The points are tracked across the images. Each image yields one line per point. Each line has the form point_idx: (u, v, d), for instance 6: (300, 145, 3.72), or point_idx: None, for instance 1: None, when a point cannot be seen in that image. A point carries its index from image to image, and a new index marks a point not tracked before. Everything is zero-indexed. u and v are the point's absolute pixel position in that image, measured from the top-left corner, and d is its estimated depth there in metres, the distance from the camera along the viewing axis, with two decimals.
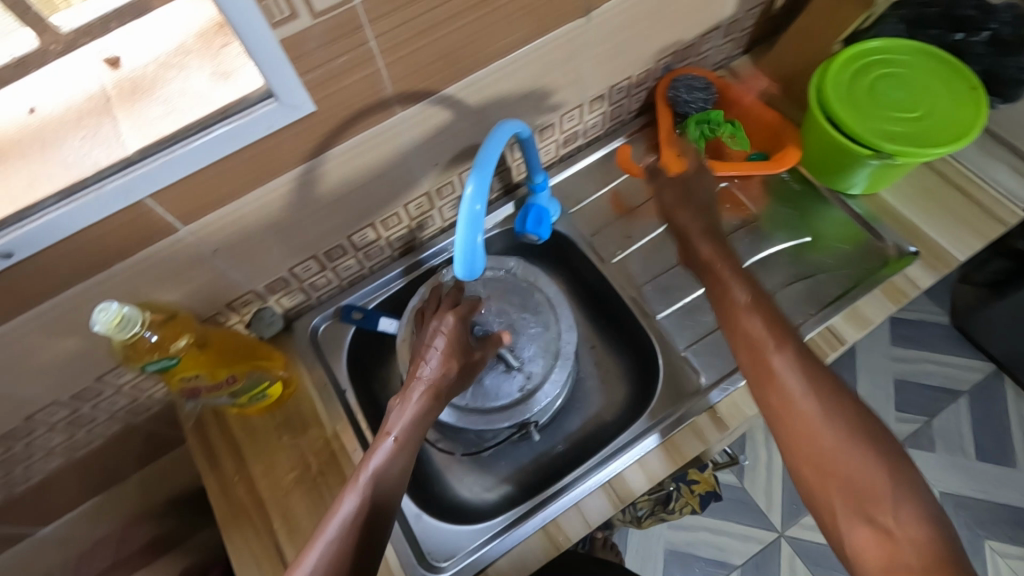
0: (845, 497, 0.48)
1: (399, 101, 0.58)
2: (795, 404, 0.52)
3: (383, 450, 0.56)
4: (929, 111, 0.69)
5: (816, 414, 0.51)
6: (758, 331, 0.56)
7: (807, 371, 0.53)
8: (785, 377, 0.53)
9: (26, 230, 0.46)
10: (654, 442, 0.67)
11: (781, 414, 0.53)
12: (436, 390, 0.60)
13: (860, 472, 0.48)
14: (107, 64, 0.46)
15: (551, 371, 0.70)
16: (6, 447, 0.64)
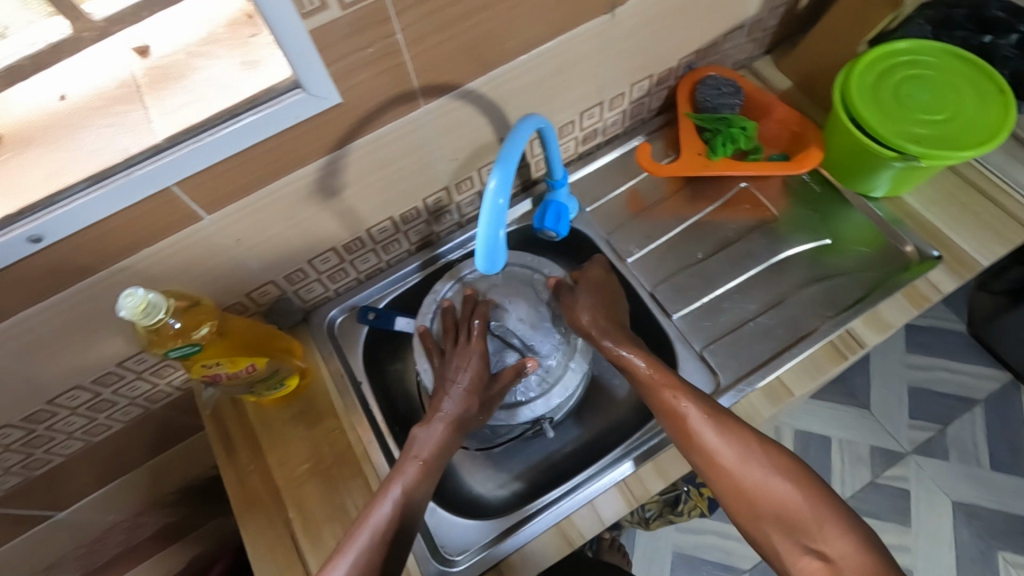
0: (780, 532, 0.55)
1: (423, 94, 0.58)
2: (720, 459, 0.58)
3: (409, 473, 0.58)
4: (955, 114, 0.68)
5: (739, 462, 0.57)
6: (666, 391, 0.62)
7: (720, 428, 0.59)
8: (704, 437, 0.59)
9: (57, 214, 0.46)
10: (630, 469, 0.65)
11: (708, 469, 0.58)
12: (459, 422, 0.63)
13: (787, 504, 0.55)
14: (136, 53, 0.46)
15: (568, 366, 0.70)
16: (28, 429, 0.65)
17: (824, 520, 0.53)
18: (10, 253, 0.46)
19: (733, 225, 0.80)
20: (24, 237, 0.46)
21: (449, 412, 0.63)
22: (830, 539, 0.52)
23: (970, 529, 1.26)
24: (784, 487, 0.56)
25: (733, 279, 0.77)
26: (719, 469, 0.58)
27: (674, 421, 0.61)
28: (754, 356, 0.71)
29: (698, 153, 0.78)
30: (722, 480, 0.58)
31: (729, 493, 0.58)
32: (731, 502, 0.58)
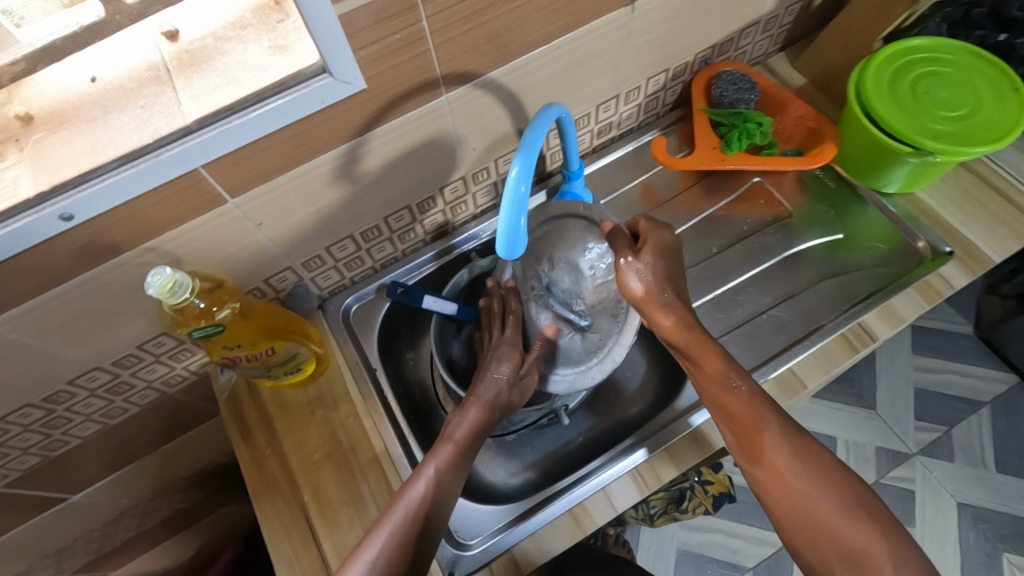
0: (845, 566, 0.52)
1: (445, 82, 0.59)
2: (790, 479, 0.55)
3: (443, 455, 0.59)
4: (974, 111, 0.69)
5: (809, 489, 0.54)
6: (741, 398, 0.57)
7: (794, 448, 0.56)
8: (774, 455, 0.56)
9: (88, 193, 0.47)
10: (642, 457, 0.66)
11: (773, 489, 0.56)
12: (490, 405, 0.61)
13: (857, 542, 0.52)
14: (165, 36, 0.47)
15: (622, 334, 0.65)
16: (48, 408, 0.66)
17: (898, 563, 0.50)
18: (41, 231, 0.47)
19: (747, 219, 0.81)
20: (55, 214, 0.47)
21: (483, 392, 0.62)
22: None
23: (975, 532, 1.26)
24: (859, 527, 0.52)
25: (746, 272, 0.78)
26: (790, 495, 0.54)
27: (740, 431, 0.57)
28: (767, 348, 0.72)
29: (713, 147, 0.79)
30: (783, 503, 0.55)
31: (790, 516, 0.54)
32: (795, 532, 0.54)
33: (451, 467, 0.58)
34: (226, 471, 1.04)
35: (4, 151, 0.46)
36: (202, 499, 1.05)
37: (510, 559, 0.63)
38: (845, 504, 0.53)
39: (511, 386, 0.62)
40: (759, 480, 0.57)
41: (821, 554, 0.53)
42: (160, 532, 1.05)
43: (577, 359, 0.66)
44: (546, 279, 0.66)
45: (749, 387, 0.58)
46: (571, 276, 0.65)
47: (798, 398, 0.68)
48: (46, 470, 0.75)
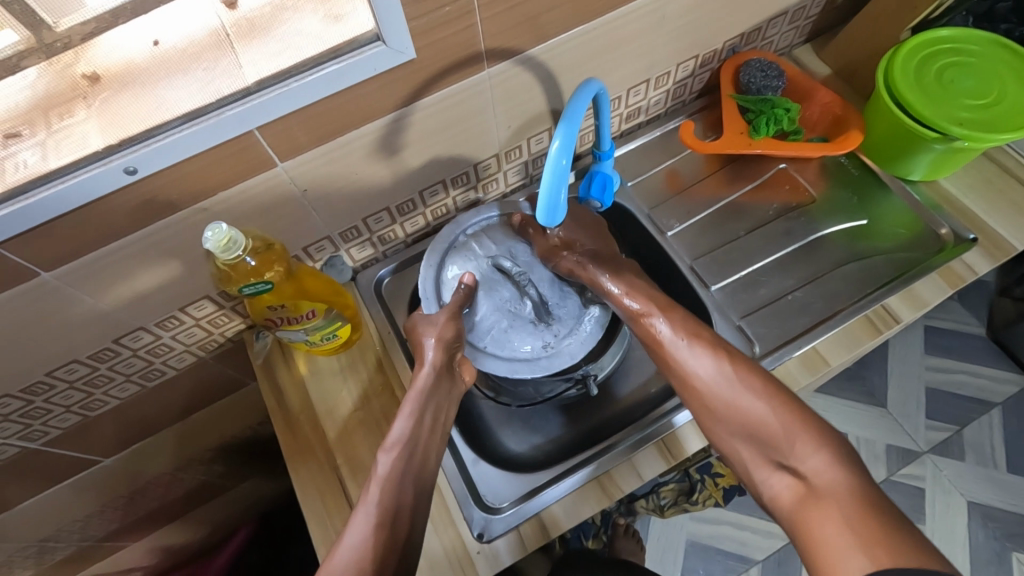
0: (754, 449, 0.59)
1: (488, 57, 0.61)
2: (696, 383, 0.62)
3: (385, 458, 0.58)
4: (999, 100, 0.70)
5: (713, 383, 0.61)
6: (646, 315, 0.66)
7: (696, 349, 0.63)
8: (679, 357, 0.63)
9: (155, 147, 0.50)
10: (591, 472, 0.66)
11: (683, 389, 0.63)
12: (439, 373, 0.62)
13: (760, 422, 0.58)
14: (224, 4, 0.48)
15: (580, 338, 0.68)
16: (93, 366, 0.69)
17: (795, 438, 0.56)
18: (106, 183, 0.50)
19: (772, 205, 0.83)
20: (121, 168, 0.50)
21: (420, 373, 0.63)
22: (799, 451, 0.55)
23: (985, 529, 1.27)
24: (756, 407, 0.59)
25: (771, 255, 0.79)
26: (695, 391, 0.62)
27: (651, 343, 0.65)
28: (789, 328, 0.73)
29: (741, 132, 0.80)
30: (693, 401, 0.62)
31: (695, 407, 0.62)
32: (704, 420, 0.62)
33: (405, 455, 0.58)
34: (249, 446, 1.06)
35: (72, 108, 0.47)
36: (222, 472, 1.07)
37: (538, 524, 0.65)
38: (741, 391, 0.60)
39: (446, 372, 0.63)
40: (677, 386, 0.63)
41: (730, 444, 0.60)
42: (180, 505, 1.07)
43: (519, 348, 0.66)
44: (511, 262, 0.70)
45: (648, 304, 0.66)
46: (544, 279, 0.71)
47: (822, 376, 0.70)
48: (85, 431, 0.78)
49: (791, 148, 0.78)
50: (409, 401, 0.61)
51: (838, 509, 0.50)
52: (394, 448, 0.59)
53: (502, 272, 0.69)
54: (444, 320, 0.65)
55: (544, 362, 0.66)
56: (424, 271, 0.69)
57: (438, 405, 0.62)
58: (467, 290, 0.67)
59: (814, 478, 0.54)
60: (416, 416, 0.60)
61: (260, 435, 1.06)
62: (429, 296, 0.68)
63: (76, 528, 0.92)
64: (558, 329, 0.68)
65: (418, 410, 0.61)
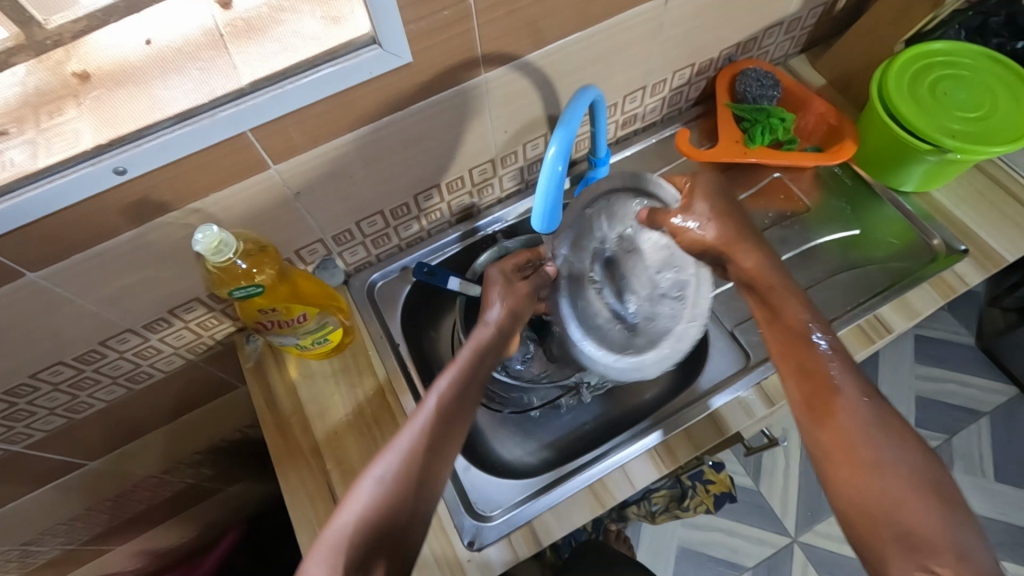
0: (899, 548, 0.44)
1: (485, 62, 0.61)
2: (861, 446, 0.49)
3: (425, 411, 0.56)
4: (992, 113, 0.71)
5: (878, 452, 0.48)
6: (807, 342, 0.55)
7: (876, 413, 0.50)
8: (846, 414, 0.50)
9: (145, 147, 0.49)
10: (578, 485, 0.66)
11: (835, 446, 0.50)
12: (487, 340, 0.64)
13: (918, 528, 0.44)
14: (219, 4, 0.48)
15: (664, 351, 0.66)
16: (78, 367, 0.67)
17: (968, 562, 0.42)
18: (94, 184, 0.49)
19: (767, 213, 0.83)
20: (110, 168, 0.49)
21: (477, 334, 0.64)
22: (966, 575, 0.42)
23: None
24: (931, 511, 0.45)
25: None
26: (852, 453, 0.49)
27: (812, 383, 0.53)
28: None
29: (736, 140, 0.81)
30: (842, 471, 0.49)
31: (847, 473, 0.48)
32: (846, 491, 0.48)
33: (461, 387, 0.59)
34: (238, 448, 1.05)
35: (63, 105, 0.47)
36: (212, 474, 1.06)
37: (530, 530, 0.64)
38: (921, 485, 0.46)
39: (494, 348, 0.64)
40: (832, 437, 0.50)
41: (873, 539, 0.46)
42: (168, 508, 1.05)
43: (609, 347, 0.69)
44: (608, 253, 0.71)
45: (834, 344, 0.55)
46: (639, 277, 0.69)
47: None
48: (71, 433, 0.76)
49: (785, 157, 0.79)
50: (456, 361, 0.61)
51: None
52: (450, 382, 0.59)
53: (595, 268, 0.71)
54: (501, 295, 0.67)
55: (629, 364, 0.67)
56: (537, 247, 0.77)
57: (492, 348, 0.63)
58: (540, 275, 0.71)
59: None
60: (465, 377, 0.59)
61: (250, 438, 1.05)
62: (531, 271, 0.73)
63: (61, 532, 0.90)
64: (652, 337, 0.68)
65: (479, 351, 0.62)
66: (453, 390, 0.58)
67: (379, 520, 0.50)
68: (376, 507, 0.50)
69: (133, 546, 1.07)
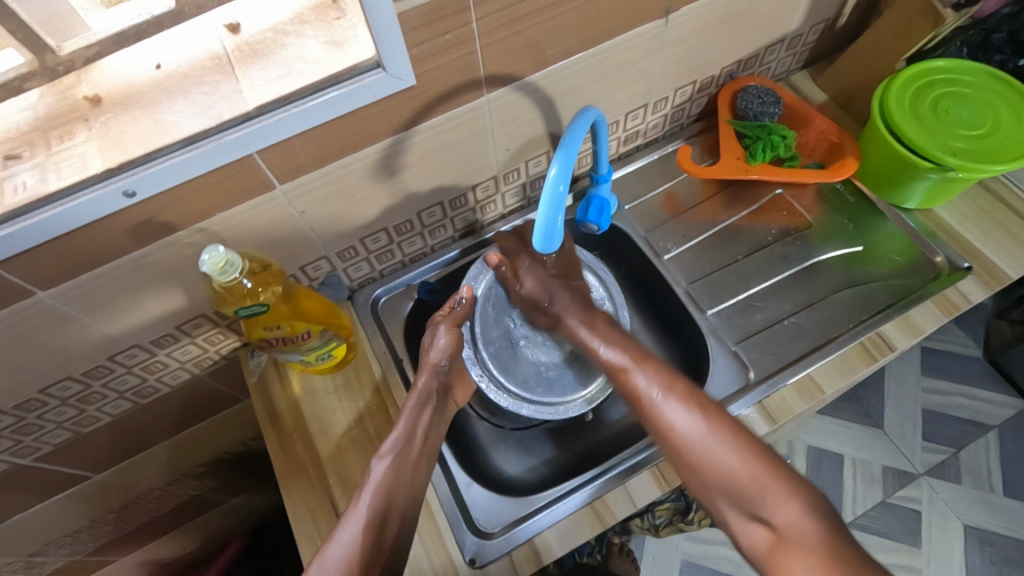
0: (728, 501, 0.60)
1: (487, 83, 0.62)
2: (676, 433, 0.62)
3: (361, 499, 0.60)
4: (994, 131, 0.71)
5: (687, 436, 0.62)
6: (626, 371, 0.68)
7: (678, 400, 0.64)
8: (667, 412, 0.64)
9: (153, 171, 0.50)
10: (582, 501, 0.66)
11: (662, 440, 0.63)
12: (423, 398, 0.66)
13: (732, 476, 0.59)
14: (228, 28, 0.51)
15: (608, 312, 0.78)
16: (86, 383, 0.68)
17: (770, 493, 0.57)
18: (105, 206, 0.50)
19: (770, 229, 0.83)
20: (121, 190, 0.49)
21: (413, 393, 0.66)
22: (775, 508, 0.56)
23: (981, 554, 1.26)
24: (730, 459, 0.59)
25: (768, 280, 0.80)
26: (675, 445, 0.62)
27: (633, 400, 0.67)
28: (784, 354, 0.74)
29: (737, 157, 0.81)
30: (667, 449, 0.63)
31: (674, 460, 0.63)
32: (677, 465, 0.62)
33: (401, 458, 0.62)
34: (242, 459, 1.05)
35: (73, 129, 0.48)
36: (215, 486, 1.06)
37: (531, 548, 0.64)
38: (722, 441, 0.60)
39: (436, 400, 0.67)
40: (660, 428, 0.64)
41: (705, 493, 0.61)
42: (172, 519, 1.06)
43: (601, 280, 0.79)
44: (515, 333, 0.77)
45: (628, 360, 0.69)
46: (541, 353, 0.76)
47: (816, 403, 0.70)
48: (78, 446, 0.77)
49: (784, 172, 0.79)
50: (395, 433, 0.64)
51: (816, 559, 0.51)
52: (389, 456, 0.62)
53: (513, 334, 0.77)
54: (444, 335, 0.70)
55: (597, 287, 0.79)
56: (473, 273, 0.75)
57: (434, 416, 0.66)
58: (468, 303, 0.72)
59: (786, 531, 0.55)
60: (402, 450, 0.63)
61: (253, 449, 1.05)
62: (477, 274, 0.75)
63: (65, 544, 0.91)
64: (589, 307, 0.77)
65: (413, 414, 0.65)
66: (393, 460, 0.62)
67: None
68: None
69: (137, 557, 1.07)
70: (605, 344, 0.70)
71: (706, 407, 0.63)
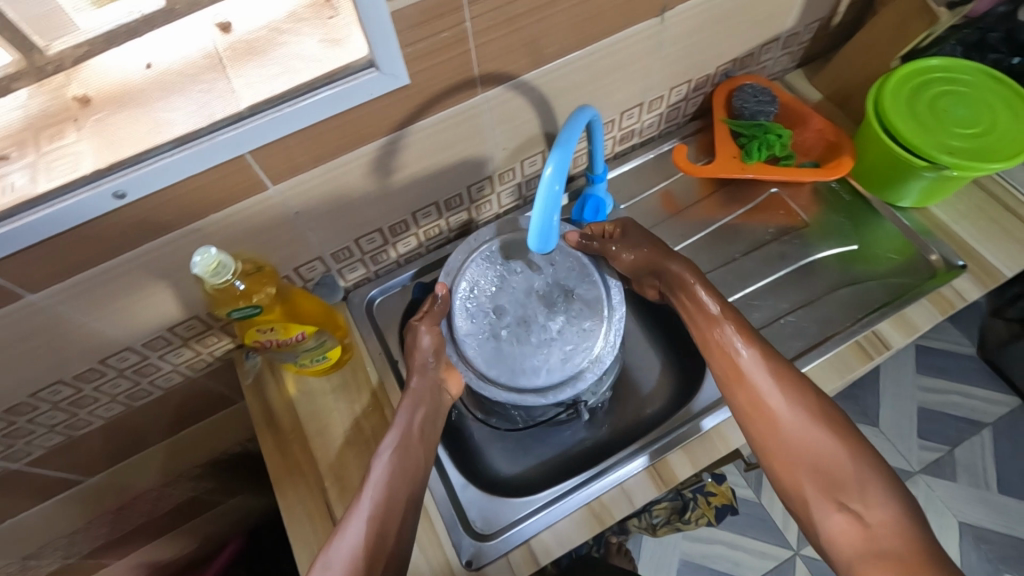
0: (816, 486, 0.57)
1: (482, 82, 0.61)
2: (768, 405, 0.60)
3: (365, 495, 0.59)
4: (988, 130, 0.71)
5: (784, 413, 0.59)
6: (723, 329, 0.64)
7: (775, 372, 0.61)
8: (755, 377, 0.61)
9: (143, 171, 0.49)
10: (578, 503, 0.66)
11: (752, 410, 0.61)
12: (416, 396, 0.66)
13: (829, 458, 0.57)
14: (219, 28, 0.49)
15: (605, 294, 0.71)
16: (78, 386, 0.67)
17: (867, 484, 0.55)
18: (96, 207, 0.49)
19: (767, 228, 0.83)
20: (110, 191, 0.49)
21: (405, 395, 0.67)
22: (869, 500, 0.54)
23: (978, 552, 1.26)
24: (828, 442, 0.57)
25: (765, 278, 0.80)
26: (768, 416, 0.60)
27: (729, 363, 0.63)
28: (782, 354, 0.74)
29: (733, 156, 0.81)
30: (761, 424, 0.60)
31: (765, 435, 0.60)
32: (767, 442, 0.60)
33: (399, 455, 0.62)
34: (237, 461, 1.05)
35: (64, 129, 0.47)
36: (211, 488, 1.05)
37: (528, 550, 0.64)
38: (817, 424, 0.58)
39: (431, 399, 0.67)
40: (752, 400, 0.61)
41: (793, 474, 0.58)
42: (168, 521, 1.05)
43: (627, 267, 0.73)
44: (501, 317, 0.70)
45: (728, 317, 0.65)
46: (533, 333, 0.69)
47: None
48: (71, 450, 0.77)
49: (780, 171, 0.79)
50: (392, 433, 0.64)
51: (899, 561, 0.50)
52: (388, 452, 0.62)
53: (499, 318, 0.70)
54: (427, 331, 0.69)
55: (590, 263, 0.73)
56: (450, 262, 0.73)
57: (427, 418, 0.66)
58: (444, 299, 0.71)
59: (875, 526, 0.53)
60: (401, 446, 0.63)
61: (249, 451, 1.05)
62: (451, 269, 0.73)
63: (59, 548, 0.90)
64: (583, 281, 0.72)
65: (406, 414, 0.65)
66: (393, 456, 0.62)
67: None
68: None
69: (133, 560, 1.07)
70: (707, 294, 0.67)
71: (802, 383, 0.60)
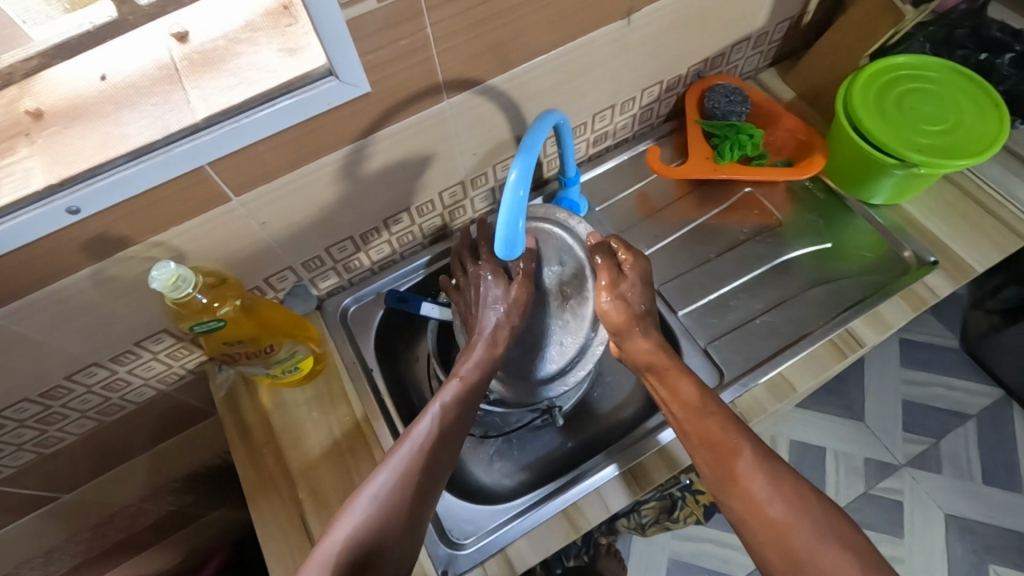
0: None
1: (447, 88, 0.61)
2: (768, 512, 0.54)
3: (414, 437, 0.58)
4: (957, 126, 0.72)
5: (789, 524, 0.53)
6: (717, 427, 0.59)
7: (771, 477, 0.56)
8: (751, 482, 0.56)
9: (96, 186, 0.48)
10: (552, 511, 0.65)
11: (750, 519, 0.55)
12: (493, 343, 0.64)
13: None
14: (175, 38, 0.49)
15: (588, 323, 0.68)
16: (45, 403, 0.66)
17: None
18: (51, 222, 0.49)
19: (742, 228, 0.83)
20: (63, 208, 0.48)
21: (484, 337, 0.64)
22: None
23: (963, 543, 1.27)
24: (840, 558, 0.51)
25: (740, 278, 0.80)
26: (770, 525, 0.54)
27: (722, 467, 0.58)
28: (757, 354, 0.73)
29: (706, 158, 0.82)
30: (762, 536, 0.54)
31: (774, 556, 0.53)
32: (773, 557, 0.53)
33: (456, 413, 0.61)
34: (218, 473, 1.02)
35: (16, 144, 0.47)
36: (193, 501, 1.03)
37: (504, 558, 0.64)
38: (827, 537, 0.52)
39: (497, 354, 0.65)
40: (749, 507, 0.55)
41: None
42: (149, 535, 1.03)
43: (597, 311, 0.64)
44: None
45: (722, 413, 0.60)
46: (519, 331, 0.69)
47: (788, 402, 0.70)
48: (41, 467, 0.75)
49: (750, 172, 0.80)
50: (452, 384, 0.63)
51: None
52: (443, 407, 0.61)
53: None
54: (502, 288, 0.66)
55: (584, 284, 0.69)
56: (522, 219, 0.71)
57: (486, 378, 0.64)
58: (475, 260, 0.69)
59: None
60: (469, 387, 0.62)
61: (230, 463, 1.03)
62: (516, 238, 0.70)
63: (37, 566, 0.89)
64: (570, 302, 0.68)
65: (479, 363, 0.64)
66: (452, 407, 0.61)
67: (368, 536, 0.52)
68: (366, 523, 0.53)
69: None
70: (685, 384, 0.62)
71: (802, 490, 0.55)
